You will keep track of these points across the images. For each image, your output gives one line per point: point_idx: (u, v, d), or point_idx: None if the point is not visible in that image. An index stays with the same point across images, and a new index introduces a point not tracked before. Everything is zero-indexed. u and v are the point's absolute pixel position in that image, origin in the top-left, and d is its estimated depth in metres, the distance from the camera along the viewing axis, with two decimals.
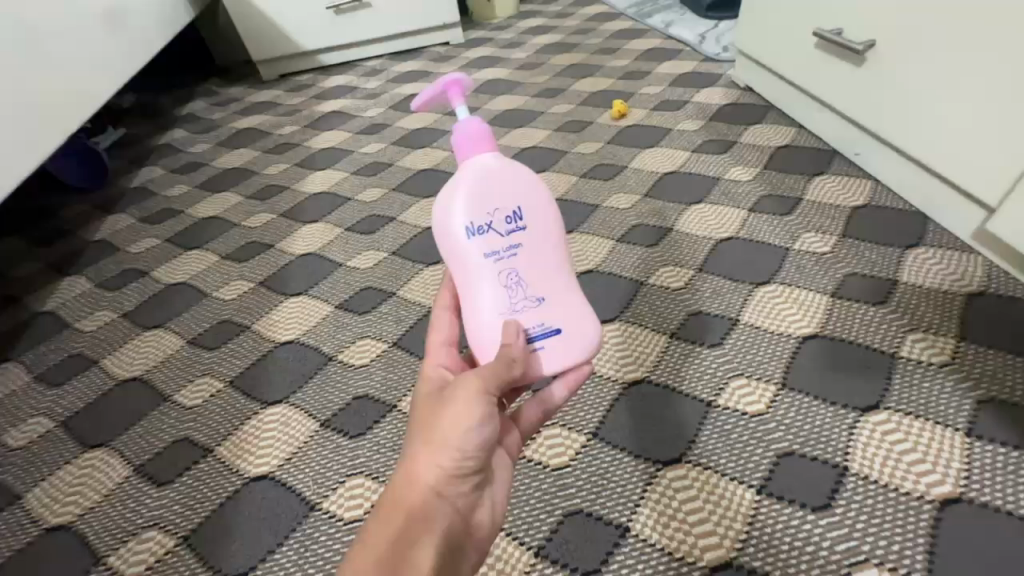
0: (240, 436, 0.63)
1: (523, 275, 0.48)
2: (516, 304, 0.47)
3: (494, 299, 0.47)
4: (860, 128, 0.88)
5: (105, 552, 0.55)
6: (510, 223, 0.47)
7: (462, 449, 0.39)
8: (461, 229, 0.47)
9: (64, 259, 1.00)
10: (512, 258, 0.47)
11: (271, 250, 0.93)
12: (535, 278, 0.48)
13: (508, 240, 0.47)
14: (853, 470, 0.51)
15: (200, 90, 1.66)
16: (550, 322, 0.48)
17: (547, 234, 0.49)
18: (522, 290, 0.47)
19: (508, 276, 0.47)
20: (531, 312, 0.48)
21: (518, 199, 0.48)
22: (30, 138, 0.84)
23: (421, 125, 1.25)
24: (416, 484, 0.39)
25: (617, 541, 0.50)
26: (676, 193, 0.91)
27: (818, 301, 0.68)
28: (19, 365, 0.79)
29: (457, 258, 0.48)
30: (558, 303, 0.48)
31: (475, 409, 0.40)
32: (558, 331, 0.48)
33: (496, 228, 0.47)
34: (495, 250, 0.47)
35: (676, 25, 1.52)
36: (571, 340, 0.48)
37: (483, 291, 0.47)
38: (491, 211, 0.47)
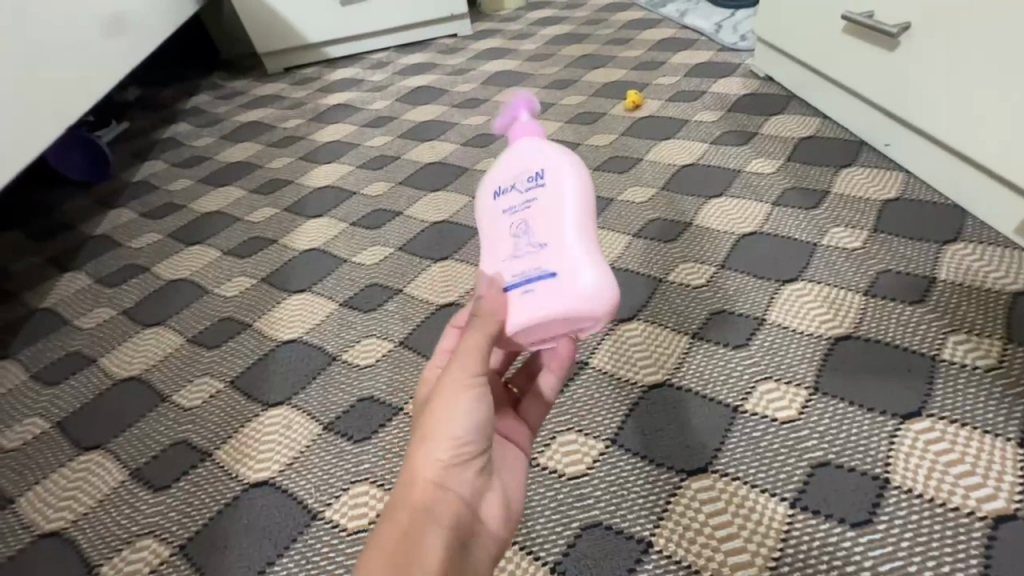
0: (241, 439, 0.61)
1: (527, 223, 0.45)
2: (517, 254, 0.44)
3: (497, 250, 0.46)
4: (891, 117, 0.83)
5: (98, 561, 0.52)
6: (530, 180, 0.46)
7: (459, 436, 0.35)
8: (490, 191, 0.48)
9: (64, 255, 0.98)
10: (524, 211, 0.45)
11: (274, 245, 0.90)
12: (541, 227, 0.44)
13: (525, 196, 0.46)
14: (895, 483, 0.48)
15: (205, 83, 1.63)
16: (541, 267, 0.42)
17: (563, 189, 0.45)
18: (523, 237, 0.44)
19: (515, 228, 0.45)
20: (529, 259, 0.43)
21: (543, 161, 0.47)
22: (25, 133, 0.81)
23: (429, 118, 1.22)
24: (416, 479, 0.35)
25: (639, 557, 0.46)
26: (695, 186, 0.87)
27: (849, 300, 0.64)
28: (16, 363, 0.77)
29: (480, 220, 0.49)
30: (557, 250, 0.43)
31: (466, 390, 0.36)
32: (551, 276, 0.42)
33: (517, 187, 0.47)
34: (511, 206, 0.46)
35: (690, 15, 1.47)
36: (563, 285, 0.41)
37: (490, 247, 0.46)
38: (515, 171, 0.47)
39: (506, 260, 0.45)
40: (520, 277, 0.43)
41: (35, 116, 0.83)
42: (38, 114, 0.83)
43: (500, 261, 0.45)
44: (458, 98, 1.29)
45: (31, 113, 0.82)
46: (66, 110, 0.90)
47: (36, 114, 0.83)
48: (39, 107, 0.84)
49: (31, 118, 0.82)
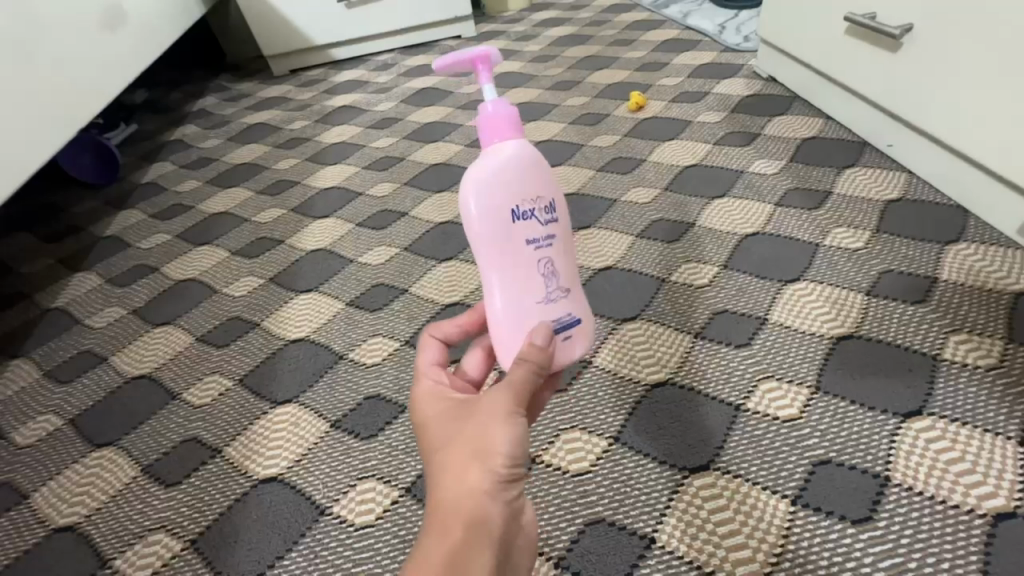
0: (250, 435, 0.62)
1: (556, 266, 0.44)
2: (551, 297, 0.43)
3: (526, 292, 0.43)
4: (894, 118, 0.83)
5: (111, 555, 0.53)
6: (549, 213, 0.43)
7: (516, 457, 0.35)
8: (499, 213, 0.42)
9: (75, 255, 0.99)
10: (549, 249, 0.43)
11: (281, 246, 0.92)
12: (569, 270, 0.45)
13: (546, 230, 0.43)
14: (896, 480, 0.48)
15: (212, 85, 1.65)
16: (574, 313, 0.45)
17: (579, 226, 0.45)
18: (556, 281, 0.44)
19: (544, 267, 0.43)
20: (562, 304, 0.44)
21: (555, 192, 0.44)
22: (38, 140, 0.82)
23: (433, 119, 1.23)
24: (467, 494, 0.34)
25: (642, 552, 0.47)
26: (699, 187, 0.87)
27: (851, 299, 0.64)
28: (29, 361, 0.78)
29: (487, 245, 0.42)
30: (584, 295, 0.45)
31: (516, 412, 0.36)
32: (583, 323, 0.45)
33: (536, 216, 0.43)
34: (533, 240, 0.43)
35: (694, 16, 1.48)
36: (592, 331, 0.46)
37: (515, 285, 0.43)
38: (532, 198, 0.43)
39: (541, 303, 0.43)
40: (560, 323, 0.44)
41: (46, 123, 0.84)
42: (48, 120, 0.85)
43: (533, 305, 0.43)
44: (463, 99, 1.30)
45: (43, 120, 0.83)
46: (75, 115, 0.91)
47: (48, 120, 0.84)
48: (50, 112, 0.85)
49: (42, 124, 0.83)
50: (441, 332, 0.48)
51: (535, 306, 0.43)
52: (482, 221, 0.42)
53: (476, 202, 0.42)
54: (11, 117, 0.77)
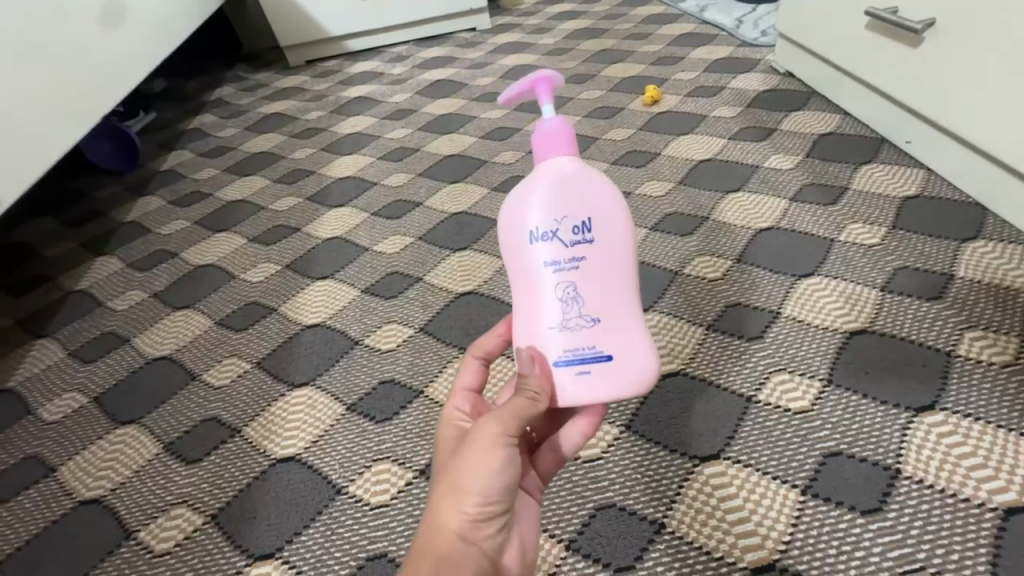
0: (269, 416, 0.63)
1: (579, 292, 0.42)
2: (568, 324, 0.42)
3: (545, 314, 0.42)
4: (913, 115, 0.83)
5: (135, 527, 0.55)
6: (578, 233, 0.42)
7: (487, 491, 0.35)
8: (524, 231, 0.42)
9: (97, 240, 1.01)
10: (572, 271, 0.42)
11: (297, 233, 0.93)
12: (593, 298, 0.42)
13: (572, 250, 0.42)
14: (906, 473, 0.48)
15: (229, 75, 1.67)
16: (596, 345, 0.42)
17: (617, 248, 0.42)
18: (575, 307, 0.42)
19: (563, 290, 0.42)
20: (580, 332, 0.42)
21: (591, 210, 0.42)
22: (46, 140, 0.84)
23: (448, 111, 1.23)
24: (439, 531, 0.35)
25: (652, 537, 0.48)
26: (713, 182, 0.87)
27: (865, 295, 0.64)
28: (54, 341, 0.80)
29: (511, 261, 0.44)
30: (613, 326, 0.42)
31: (498, 446, 0.36)
32: (605, 356, 0.42)
33: (563, 236, 0.42)
34: (554, 261, 0.42)
35: (711, 10, 1.46)
36: (617, 368, 0.42)
37: (534, 307, 0.43)
38: (563, 216, 0.42)
39: (555, 327, 0.42)
40: (574, 354, 0.42)
41: (54, 121, 0.86)
42: (56, 118, 0.87)
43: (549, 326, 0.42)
44: (478, 91, 1.30)
45: (50, 119, 0.86)
46: (85, 115, 0.94)
47: (56, 119, 0.86)
48: (58, 112, 0.87)
49: (50, 124, 0.85)
50: (482, 351, 0.47)
51: (549, 329, 0.42)
52: (508, 237, 0.43)
53: (507, 217, 0.44)
54: (21, 114, 0.80)
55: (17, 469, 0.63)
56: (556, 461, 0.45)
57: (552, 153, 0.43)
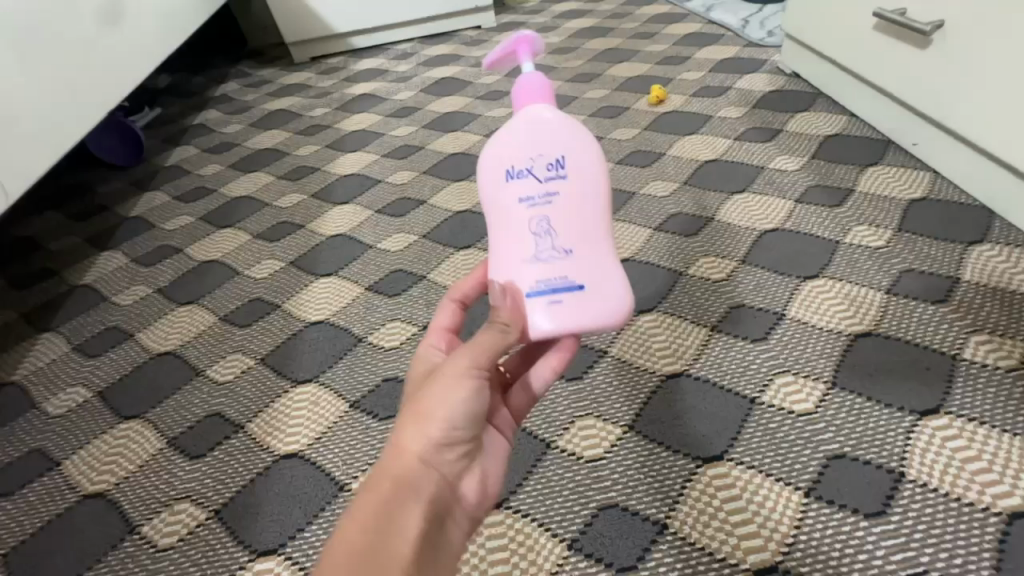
0: (272, 412, 0.64)
1: (553, 225, 0.43)
2: (542, 255, 0.43)
3: (520, 248, 0.43)
4: (920, 117, 0.82)
5: (139, 521, 0.55)
6: (552, 170, 0.43)
7: (452, 418, 0.36)
8: (500, 171, 0.44)
9: (102, 235, 1.02)
10: (546, 206, 0.43)
11: (301, 230, 0.93)
12: (567, 231, 0.43)
13: (546, 186, 0.43)
14: (910, 476, 0.48)
15: (234, 71, 1.67)
16: (569, 275, 0.43)
17: (590, 187, 0.44)
18: (549, 239, 0.43)
19: (537, 223, 0.43)
20: (554, 264, 0.43)
21: (565, 151, 0.44)
22: (56, 131, 0.83)
23: (453, 109, 1.23)
24: (402, 453, 0.35)
25: (654, 537, 0.48)
26: (719, 182, 0.87)
27: (870, 298, 0.64)
28: (58, 335, 0.80)
29: (489, 201, 0.45)
30: (585, 257, 0.43)
31: (466, 377, 0.36)
32: (577, 286, 0.43)
33: (537, 173, 0.43)
34: (530, 197, 0.43)
35: (718, 10, 1.46)
36: (589, 297, 0.43)
37: (510, 242, 0.44)
38: (538, 155, 0.43)
39: (530, 259, 0.43)
40: (548, 281, 0.42)
41: (64, 111, 0.85)
42: (66, 108, 0.86)
43: (527, 256, 0.43)
44: (483, 89, 1.30)
45: (61, 109, 0.85)
46: (94, 106, 0.93)
47: (66, 110, 0.86)
48: (68, 103, 0.86)
49: (61, 114, 0.84)
50: (460, 293, 0.47)
51: (523, 261, 0.43)
52: (487, 179, 0.45)
53: (486, 159, 0.45)
54: (38, 100, 0.80)
55: (23, 462, 0.64)
56: (526, 401, 0.45)
57: (530, 102, 0.46)
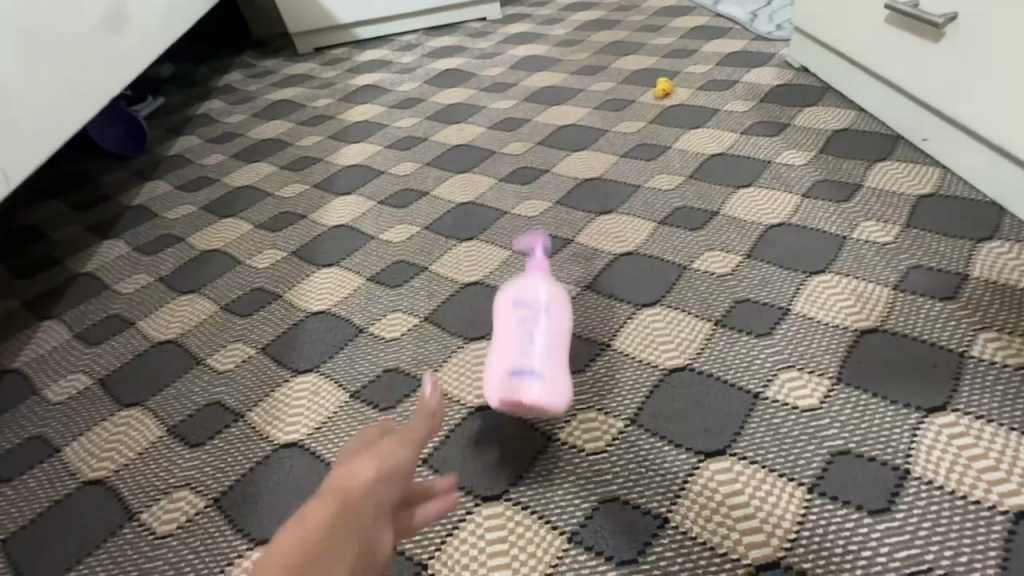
0: (272, 402, 0.63)
1: (533, 337, 0.57)
2: (518, 352, 0.56)
3: (506, 345, 0.57)
4: (930, 111, 0.81)
5: (138, 509, 0.55)
6: (541, 305, 0.59)
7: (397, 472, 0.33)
8: (507, 297, 0.61)
9: (104, 223, 1.01)
10: (532, 324, 0.58)
11: (303, 220, 0.93)
12: (541, 342, 0.57)
13: (535, 309, 0.59)
14: (916, 473, 0.48)
15: (238, 62, 1.66)
16: (533, 368, 0.54)
17: (563, 327, 0.60)
18: (526, 343, 0.57)
19: (523, 333, 0.57)
20: (526, 359, 0.55)
21: (551, 295, 0.60)
22: (57, 118, 0.83)
23: (457, 101, 1.22)
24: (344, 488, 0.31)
25: (656, 531, 0.47)
26: (724, 176, 0.86)
27: (877, 293, 0.63)
28: (60, 323, 0.80)
29: (496, 315, 0.61)
30: (551, 365, 0.55)
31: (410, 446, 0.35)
32: (536, 375, 0.54)
33: (531, 302, 0.60)
34: (523, 314, 0.59)
35: (726, 3, 1.44)
36: (544, 386, 0.53)
37: (502, 340, 0.58)
38: (531, 291, 0.61)
39: (511, 352, 0.56)
40: (518, 367, 0.55)
41: (65, 99, 0.85)
42: (67, 96, 0.86)
43: (509, 350, 0.56)
44: (487, 81, 1.29)
45: (62, 96, 0.84)
46: (95, 95, 0.93)
47: (67, 97, 0.85)
48: (69, 90, 0.86)
49: (61, 101, 0.84)
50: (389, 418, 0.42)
51: (507, 354, 0.56)
52: (499, 299, 0.62)
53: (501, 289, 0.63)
54: (40, 86, 0.80)
55: (24, 448, 0.64)
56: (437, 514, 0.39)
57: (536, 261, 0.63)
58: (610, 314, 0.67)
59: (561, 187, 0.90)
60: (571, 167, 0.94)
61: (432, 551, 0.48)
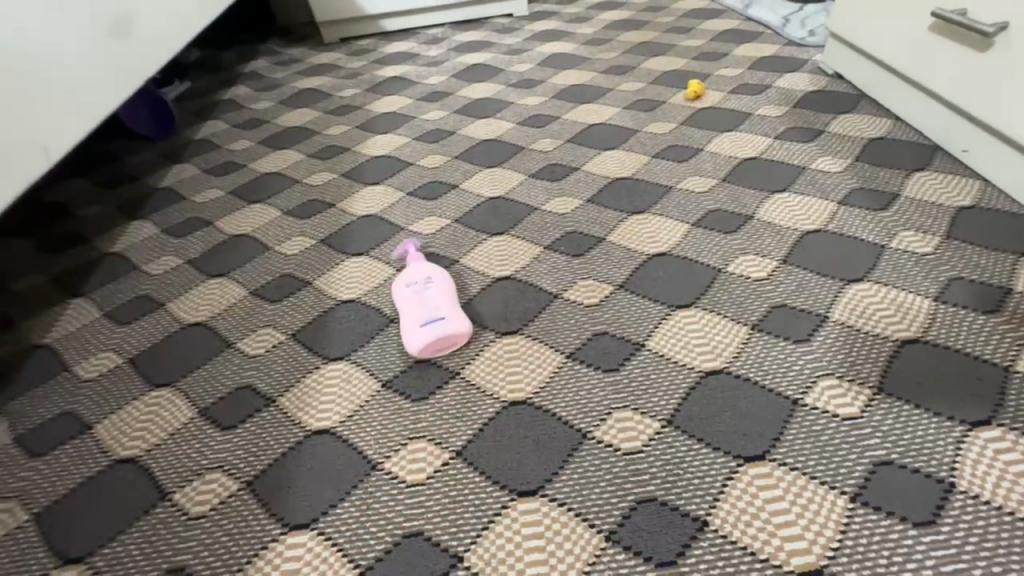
0: (303, 388, 0.63)
1: (433, 297, 0.68)
2: (429, 309, 0.67)
3: (419, 309, 0.67)
4: (973, 123, 0.80)
5: (171, 489, 0.55)
6: (424, 277, 0.71)
7: None
8: (407, 280, 0.72)
9: (132, 204, 1.02)
10: (423, 292, 0.69)
11: (332, 209, 0.93)
12: (440, 298, 0.68)
13: (422, 281, 0.71)
14: (961, 487, 0.47)
15: (263, 49, 1.66)
16: (440, 318, 0.66)
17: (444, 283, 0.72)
18: (431, 302, 0.68)
19: (423, 298, 0.69)
20: (434, 314, 0.66)
21: (426, 269, 0.72)
22: (95, 97, 0.83)
23: (485, 95, 1.22)
24: None
25: (695, 534, 0.47)
26: (758, 181, 0.85)
27: (916, 304, 0.63)
28: (89, 301, 0.80)
29: (402, 295, 0.70)
30: (450, 310, 0.67)
31: None
32: (445, 321, 0.65)
33: (419, 277, 0.71)
34: (416, 288, 0.70)
35: (756, 6, 1.43)
36: (455, 324, 0.65)
37: (415, 308, 0.68)
38: (415, 273, 0.72)
39: (423, 313, 0.67)
40: (425, 320, 0.65)
41: (104, 80, 0.86)
42: (106, 77, 0.86)
43: (413, 316, 0.67)
44: (515, 77, 1.29)
45: (101, 77, 0.85)
46: (132, 77, 0.93)
47: (106, 78, 0.86)
48: (107, 71, 0.87)
49: (100, 82, 0.85)
50: None
51: (424, 313, 0.66)
52: (402, 285, 0.72)
53: (399, 278, 0.73)
54: (80, 64, 0.81)
55: (55, 423, 0.64)
56: None
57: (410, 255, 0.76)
58: (644, 314, 0.66)
59: (592, 185, 0.89)
60: (602, 165, 0.94)
61: (468, 544, 0.48)
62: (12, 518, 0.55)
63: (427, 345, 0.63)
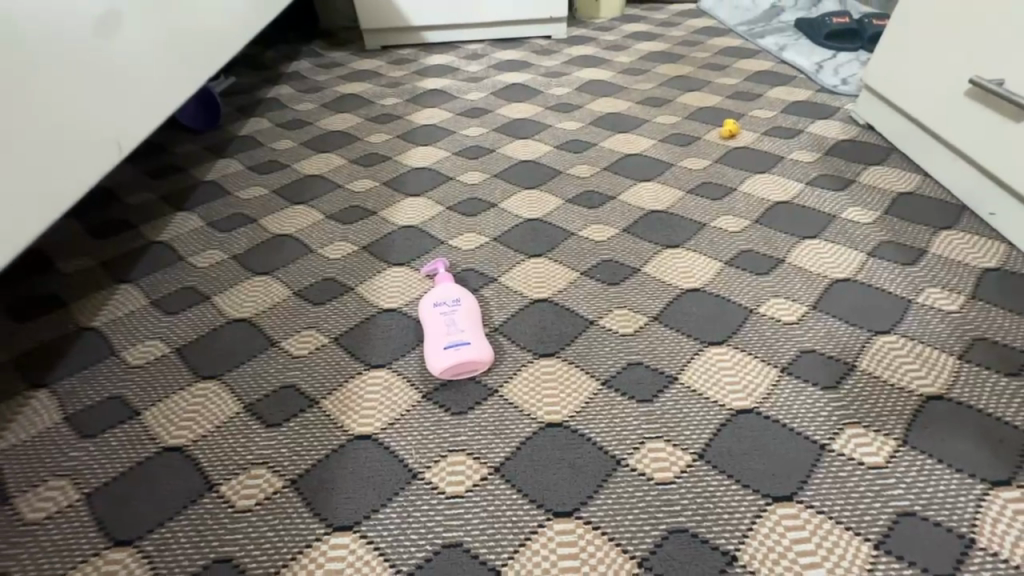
0: (345, 392, 0.66)
1: (458, 320, 0.70)
2: (454, 331, 0.69)
3: (442, 330, 0.69)
4: (1000, 187, 0.83)
5: (218, 480, 0.58)
6: (452, 300, 0.73)
7: None
8: (435, 300, 0.73)
9: (177, 195, 1.05)
10: (450, 313, 0.71)
11: (373, 217, 0.95)
12: (465, 322, 0.70)
13: (450, 303, 0.72)
14: (981, 544, 0.49)
15: (306, 50, 1.71)
16: (463, 342, 0.67)
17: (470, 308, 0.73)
18: (455, 325, 0.69)
19: (448, 319, 0.70)
20: (457, 338, 0.68)
21: (455, 292, 0.74)
22: (162, 97, 0.87)
23: (523, 116, 1.25)
24: None
25: (724, 568, 0.49)
26: (790, 225, 0.88)
27: (941, 360, 0.65)
28: (135, 288, 0.83)
29: (427, 314, 0.72)
30: (474, 335, 0.69)
31: None
32: (467, 346, 0.67)
33: (448, 299, 0.73)
34: (443, 308, 0.72)
35: (790, 50, 1.47)
36: (476, 351, 0.67)
37: (439, 327, 0.69)
38: (445, 294, 0.74)
39: (446, 333, 0.68)
40: (450, 342, 0.67)
41: (170, 80, 0.90)
42: (171, 77, 0.91)
43: (436, 337, 0.68)
44: (553, 100, 1.32)
45: (167, 76, 0.89)
46: (193, 78, 0.97)
47: (172, 78, 0.90)
48: (174, 71, 0.91)
49: (167, 81, 0.89)
50: None
51: (447, 334, 0.68)
52: (428, 304, 0.73)
53: (427, 296, 0.74)
54: (152, 62, 0.85)
55: (103, 406, 0.66)
56: None
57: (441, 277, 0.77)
58: (677, 348, 0.69)
59: (627, 215, 0.92)
60: (638, 197, 0.97)
61: (505, 558, 0.50)
62: (63, 495, 0.57)
63: (450, 366, 0.65)
